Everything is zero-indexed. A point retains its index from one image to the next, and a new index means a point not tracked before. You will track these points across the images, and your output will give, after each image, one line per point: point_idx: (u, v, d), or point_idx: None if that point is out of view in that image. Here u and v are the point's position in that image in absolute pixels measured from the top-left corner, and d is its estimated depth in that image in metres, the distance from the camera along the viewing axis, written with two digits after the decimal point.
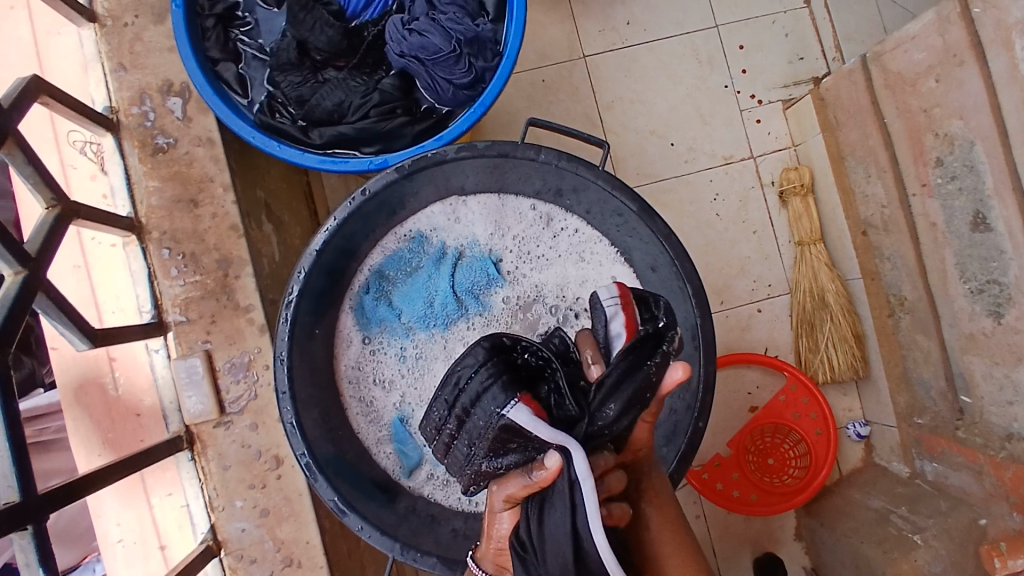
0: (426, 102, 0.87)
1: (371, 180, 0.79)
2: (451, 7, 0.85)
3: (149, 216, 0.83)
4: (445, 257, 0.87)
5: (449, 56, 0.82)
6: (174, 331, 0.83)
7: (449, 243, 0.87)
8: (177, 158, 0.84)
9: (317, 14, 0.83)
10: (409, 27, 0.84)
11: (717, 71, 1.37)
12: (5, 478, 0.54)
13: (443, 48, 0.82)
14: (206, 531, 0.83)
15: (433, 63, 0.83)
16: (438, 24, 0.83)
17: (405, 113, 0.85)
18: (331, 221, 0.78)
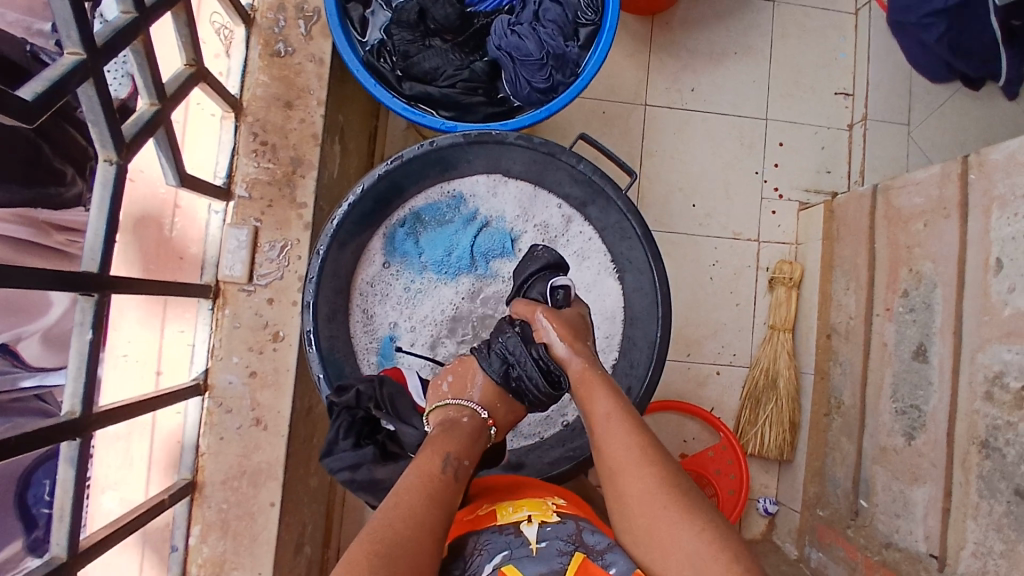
0: (504, 91, 1.02)
1: (441, 136, 0.92)
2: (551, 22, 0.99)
3: (250, 102, 0.98)
4: (474, 221, 1.01)
5: (535, 62, 0.98)
6: (236, 203, 0.97)
7: (481, 211, 1.02)
8: (289, 65, 0.99)
9: None
10: (513, 29, 0.99)
11: (753, 156, 1.53)
12: (93, 253, 0.67)
13: (533, 54, 0.97)
14: (201, 372, 0.95)
15: (521, 64, 0.98)
16: (537, 34, 0.98)
17: (484, 95, 1.00)
18: (396, 157, 0.92)
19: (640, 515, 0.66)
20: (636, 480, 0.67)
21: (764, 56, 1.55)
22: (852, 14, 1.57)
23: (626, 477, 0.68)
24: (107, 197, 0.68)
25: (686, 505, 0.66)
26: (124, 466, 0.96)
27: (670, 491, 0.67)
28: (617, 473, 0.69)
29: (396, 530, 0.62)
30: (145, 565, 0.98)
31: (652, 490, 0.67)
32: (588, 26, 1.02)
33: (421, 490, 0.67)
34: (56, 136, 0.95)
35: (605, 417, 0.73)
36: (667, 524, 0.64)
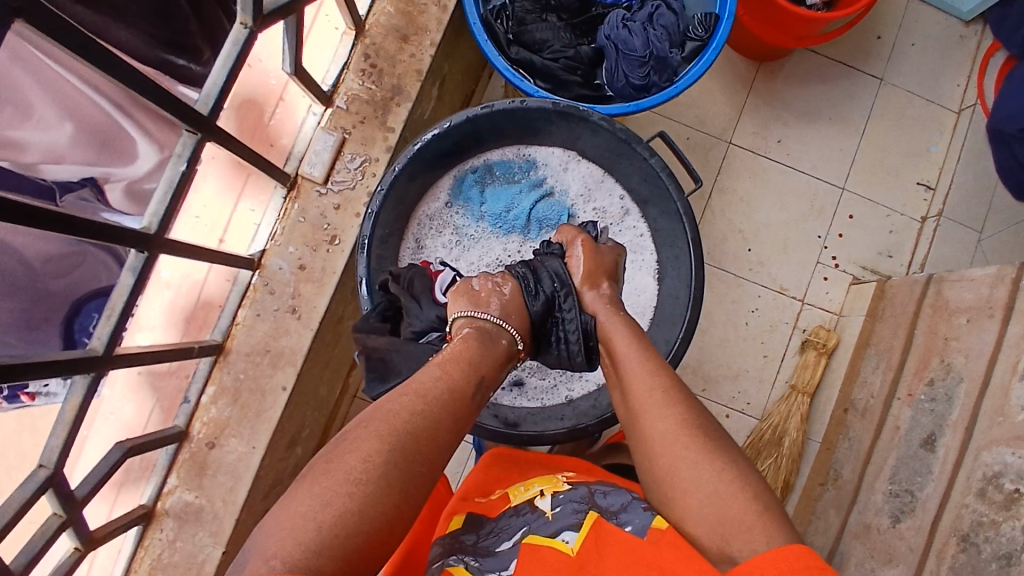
0: (600, 80, 1.08)
1: (533, 98, 0.98)
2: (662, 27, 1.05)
3: (371, 27, 1.06)
4: (539, 188, 1.07)
5: (637, 59, 1.03)
6: (333, 111, 1.04)
7: (548, 181, 1.07)
8: (416, 4, 1.07)
9: None
10: (625, 23, 1.04)
11: (820, 220, 1.55)
12: (207, 97, 0.76)
13: (637, 51, 1.02)
14: (258, 251, 1.03)
15: (624, 57, 1.03)
16: (647, 32, 1.03)
17: (581, 77, 1.06)
18: (488, 104, 0.97)
19: (661, 454, 0.71)
20: (652, 419, 0.73)
21: (857, 129, 1.57)
22: (954, 113, 1.58)
23: (650, 417, 0.74)
24: (235, 53, 0.77)
25: (706, 444, 0.70)
26: (169, 315, 1.04)
27: (689, 432, 0.71)
28: (644, 416, 0.74)
29: (408, 430, 0.67)
30: (156, 409, 1.06)
31: (674, 430, 0.72)
32: (696, 40, 1.07)
33: (437, 403, 0.70)
34: (205, 17, 1.07)
35: (633, 369, 0.78)
36: (686, 459, 0.69)
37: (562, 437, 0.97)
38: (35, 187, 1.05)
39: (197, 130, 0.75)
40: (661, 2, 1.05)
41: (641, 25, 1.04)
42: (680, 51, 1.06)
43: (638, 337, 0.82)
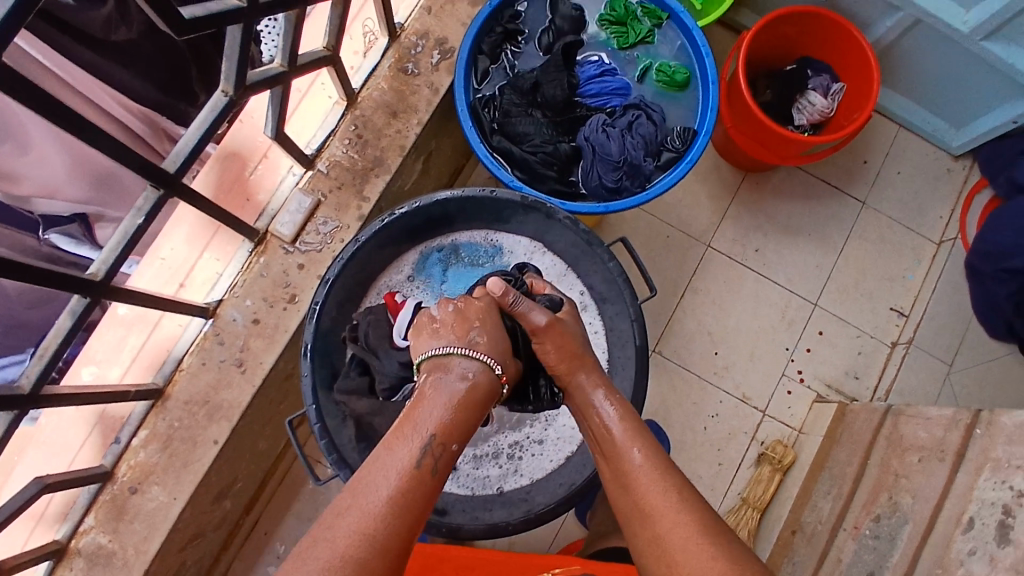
0: (576, 176, 1.10)
1: (503, 190, 1.00)
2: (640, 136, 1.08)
3: (364, 100, 1.09)
4: None
5: (612, 163, 1.05)
6: (311, 174, 1.06)
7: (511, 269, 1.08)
8: (410, 83, 1.10)
9: (562, 76, 1.09)
10: (605, 128, 1.07)
11: (790, 333, 1.55)
12: (175, 157, 0.77)
13: (613, 156, 1.05)
14: (215, 300, 1.03)
15: (599, 159, 1.06)
16: (625, 139, 1.06)
17: (557, 172, 1.08)
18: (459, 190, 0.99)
19: (683, 564, 0.62)
20: (666, 516, 0.65)
21: (836, 249, 1.59)
22: (934, 244, 1.59)
23: (662, 517, 0.65)
24: (211, 117, 0.78)
25: (728, 552, 0.62)
26: (115, 351, 1.02)
27: (710, 536, 0.63)
28: (656, 518, 0.65)
29: (338, 555, 0.56)
30: (86, 444, 1.01)
31: (691, 536, 0.63)
32: (671, 151, 1.09)
33: (409, 488, 0.62)
34: (205, 63, 1.09)
35: (637, 463, 0.69)
36: (713, 573, 0.60)
37: (484, 532, 0.96)
38: (23, 219, 1.06)
39: (160, 186, 0.76)
40: (642, 112, 1.08)
41: (620, 130, 1.07)
42: (655, 160, 1.09)
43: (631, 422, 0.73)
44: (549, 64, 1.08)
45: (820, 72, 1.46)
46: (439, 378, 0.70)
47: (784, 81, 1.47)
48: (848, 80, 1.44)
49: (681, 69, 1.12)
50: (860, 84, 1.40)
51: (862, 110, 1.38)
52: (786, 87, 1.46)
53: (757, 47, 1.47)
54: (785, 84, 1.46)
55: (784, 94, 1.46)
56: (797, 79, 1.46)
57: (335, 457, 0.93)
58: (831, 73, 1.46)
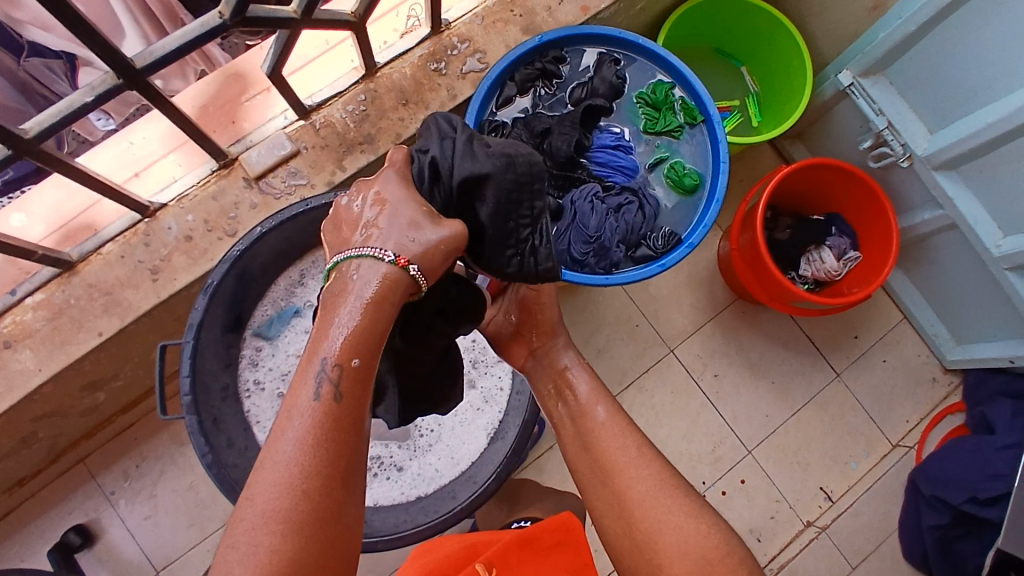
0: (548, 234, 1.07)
1: None
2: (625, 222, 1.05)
3: (383, 77, 1.08)
4: None
5: (586, 235, 1.03)
6: (301, 123, 1.06)
7: None
8: (433, 79, 1.09)
9: (576, 133, 1.06)
10: (595, 199, 1.05)
11: (713, 468, 1.49)
12: (149, 55, 0.78)
13: (590, 229, 1.03)
14: (159, 202, 1.02)
15: (577, 226, 1.03)
16: (607, 217, 1.04)
17: None
18: None
19: (644, 519, 0.78)
20: (632, 471, 0.81)
21: (792, 407, 1.54)
22: (889, 444, 1.53)
23: (628, 475, 0.81)
24: (199, 32, 0.78)
25: (683, 501, 0.78)
26: (49, 210, 1.01)
27: (668, 489, 0.80)
28: (619, 475, 0.82)
29: (259, 514, 0.52)
30: None
31: (651, 489, 0.80)
32: (648, 249, 1.07)
33: (322, 423, 0.55)
34: None
35: (604, 420, 0.88)
36: (669, 522, 0.76)
37: None
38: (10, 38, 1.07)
39: (120, 77, 0.77)
40: (636, 200, 1.06)
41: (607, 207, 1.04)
42: (628, 251, 1.06)
43: (598, 390, 0.93)
44: (568, 118, 1.06)
45: (844, 232, 1.44)
46: (351, 280, 0.59)
47: (806, 227, 1.44)
48: (866, 252, 1.41)
49: (693, 177, 1.09)
50: (876, 261, 1.38)
51: (866, 285, 1.35)
52: (804, 233, 1.44)
53: (793, 185, 1.44)
54: (806, 230, 1.44)
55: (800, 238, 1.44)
56: (819, 230, 1.43)
57: (189, 401, 0.88)
58: (854, 239, 1.43)
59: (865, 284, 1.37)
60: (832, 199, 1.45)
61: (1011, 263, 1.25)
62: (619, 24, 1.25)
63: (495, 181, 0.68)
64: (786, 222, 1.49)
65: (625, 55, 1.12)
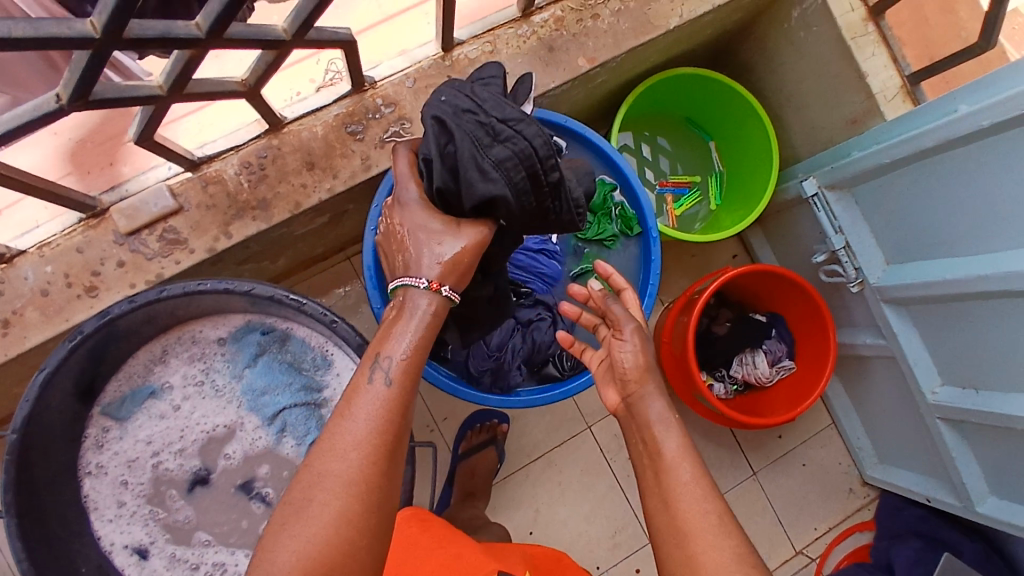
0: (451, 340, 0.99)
1: (347, 325, 0.85)
2: (538, 338, 0.97)
3: (289, 135, 0.95)
4: (311, 393, 0.93)
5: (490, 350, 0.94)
6: (189, 177, 0.94)
7: (324, 393, 0.93)
8: (348, 144, 0.97)
9: None
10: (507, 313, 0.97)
11: (611, 554, 1.44)
12: None
13: (495, 343, 0.94)
14: (18, 249, 0.90)
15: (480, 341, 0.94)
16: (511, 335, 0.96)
17: None
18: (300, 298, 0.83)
19: None
20: (708, 540, 0.67)
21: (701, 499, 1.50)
22: (792, 550, 1.51)
23: (702, 542, 0.67)
24: (32, 115, 0.65)
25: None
26: None
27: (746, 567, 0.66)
28: (695, 541, 0.67)
29: (338, 485, 0.61)
30: None
31: (728, 564, 0.66)
32: (554, 367, 1.01)
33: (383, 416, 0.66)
34: None
35: (686, 478, 0.71)
36: None
37: None
38: None
39: None
40: (549, 316, 0.98)
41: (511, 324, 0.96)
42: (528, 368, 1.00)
43: (688, 445, 0.74)
44: None
45: (783, 339, 1.37)
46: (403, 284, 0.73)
47: (745, 326, 1.37)
48: (801, 364, 1.35)
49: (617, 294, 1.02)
50: (807, 378, 1.31)
51: (792, 404, 1.29)
52: (743, 334, 1.36)
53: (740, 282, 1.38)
54: (745, 330, 1.37)
55: (738, 338, 1.36)
56: (758, 333, 1.36)
57: (5, 503, 0.78)
58: (791, 348, 1.37)
59: (791, 402, 1.31)
60: (777, 300, 1.38)
61: (944, 414, 1.19)
62: (574, 96, 1.13)
63: (504, 203, 0.73)
64: (728, 316, 1.42)
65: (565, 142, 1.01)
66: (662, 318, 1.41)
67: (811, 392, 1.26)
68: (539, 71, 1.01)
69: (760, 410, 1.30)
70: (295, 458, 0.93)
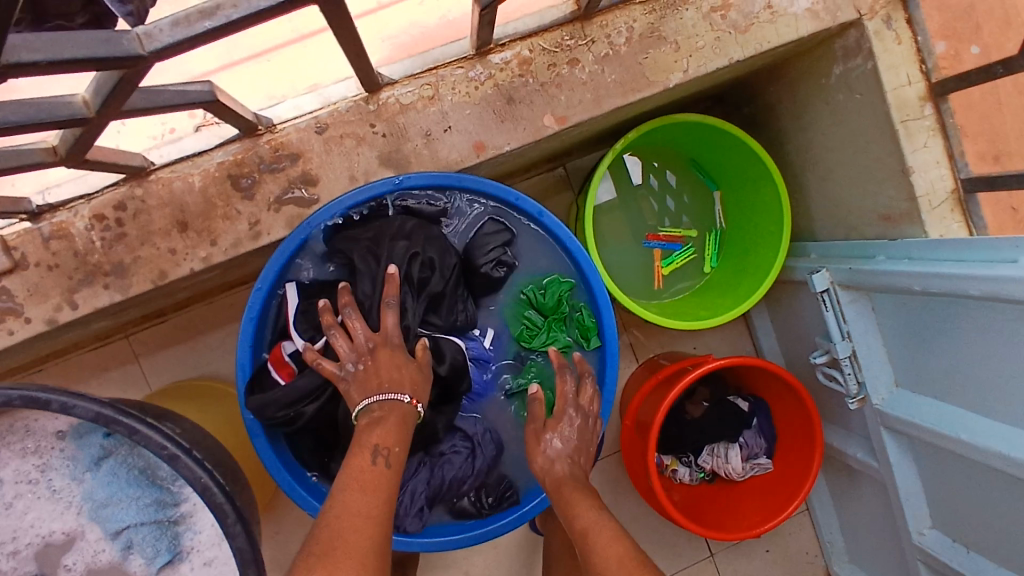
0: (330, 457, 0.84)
1: (193, 459, 0.68)
2: (457, 471, 0.85)
3: (158, 185, 0.74)
4: (161, 512, 0.77)
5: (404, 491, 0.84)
6: (25, 228, 0.74)
7: (177, 513, 0.77)
8: (232, 202, 0.75)
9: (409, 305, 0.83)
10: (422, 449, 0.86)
11: None
12: None
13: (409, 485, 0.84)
14: None
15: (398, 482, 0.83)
16: (415, 467, 0.85)
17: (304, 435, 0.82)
18: (137, 425, 0.66)
19: None
20: None
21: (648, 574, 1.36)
22: None
23: None
24: None
25: None
26: None
27: None
28: None
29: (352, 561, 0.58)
30: None
31: None
32: (471, 502, 0.87)
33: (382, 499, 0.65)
34: None
35: None
36: None
37: None
38: None
39: None
40: (465, 447, 0.86)
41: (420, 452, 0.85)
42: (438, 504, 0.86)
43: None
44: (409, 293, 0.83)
45: (764, 435, 1.19)
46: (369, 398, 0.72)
47: (723, 415, 1.19)
48: (778, 463, 1.18)
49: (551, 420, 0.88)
50: (782, 489, 1.14)
51: (757, 518, 1.13)
52: (718, 425, 1.18)
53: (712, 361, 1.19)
54: (721, 420, 1.19)
55: (711, 429, 1.18)
56: (736, 426, 1.18)
57: None
58: (771, 445, 1.19)
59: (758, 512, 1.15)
60: (766, 386, 1.19)
61: (927, 559, 1.03)
62: (544, 146, 0.90)
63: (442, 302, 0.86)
64: (705, 395, 1.23)
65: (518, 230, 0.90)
66: (633, 389, 1.24)
67: (780, 512, 1.10)
68: (491, 130, 0.78)
69: (721, 517, 1.15)
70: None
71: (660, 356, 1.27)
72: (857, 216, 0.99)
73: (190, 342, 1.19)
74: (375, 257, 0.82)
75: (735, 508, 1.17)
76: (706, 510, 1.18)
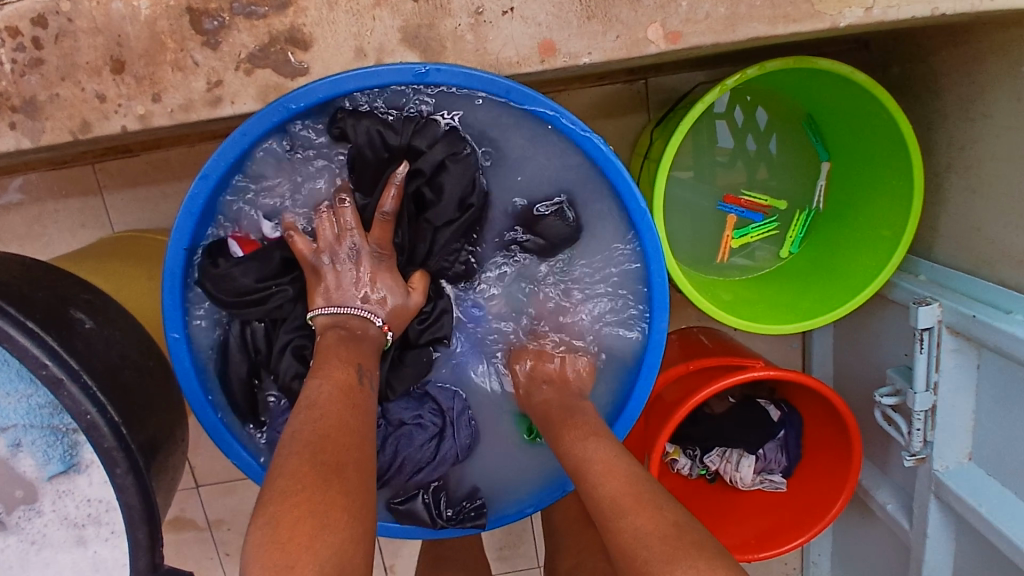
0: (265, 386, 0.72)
1: (84, 388, 0.53)
2: (420, 452, 0.75)
3: (90, 6, 0.61)
4: (44, 422, 0.62)
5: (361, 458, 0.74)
6: None
7: (59, 428, 0.63)
8: (188, 46, 0.62)
9: (417, 227, 0.70)
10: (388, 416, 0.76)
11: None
12: None
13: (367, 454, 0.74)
14: None
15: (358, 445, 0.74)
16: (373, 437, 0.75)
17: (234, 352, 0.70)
18: (23, 336, 0.52)
19: None
20: None
21: None
22: None
23: None
24: None
25: None
26: None
27: None
28: None
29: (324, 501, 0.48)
30: None
31: None
32: (428, 506, 0.75)
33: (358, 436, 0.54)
34: None
35: None
36: None
37: None
38: None
39: None
40: (434, 424, 0.76)
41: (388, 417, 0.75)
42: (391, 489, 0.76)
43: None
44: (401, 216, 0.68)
45: (788, 453, 1.01)
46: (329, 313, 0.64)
47: (748, 421, 1.01)
48: (792, 488, 1.02)
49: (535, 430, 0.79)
50: (787, 518, 0.99)
51: (748, 540, 0.99)
52: (739, 430, 1.00)
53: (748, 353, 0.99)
54: (745, 426, 1.00)
55: (730, 433, 1.01)
56: (760, 437, 1.00)
57: None
58: (792, 466, 1.02)
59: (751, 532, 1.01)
60: (811, 403, 1.00)
61: None
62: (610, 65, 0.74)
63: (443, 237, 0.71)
64: (736, 391, 1.05)
65: (573, 171, 0.70)
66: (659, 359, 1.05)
67: (775, 545, 0.96)
68: (567, 26, 0.63)
69: (708, 522, 1.02)
70: (34, 478, 0.64)
71: (701, 332, 1.07)
72: (1010, 254, 0.76)
73: (159, 186, 1.01)
74: (384, 155, 0.66)
75: (728, 516, 1.03)
76: (695, 508, 1.04)
